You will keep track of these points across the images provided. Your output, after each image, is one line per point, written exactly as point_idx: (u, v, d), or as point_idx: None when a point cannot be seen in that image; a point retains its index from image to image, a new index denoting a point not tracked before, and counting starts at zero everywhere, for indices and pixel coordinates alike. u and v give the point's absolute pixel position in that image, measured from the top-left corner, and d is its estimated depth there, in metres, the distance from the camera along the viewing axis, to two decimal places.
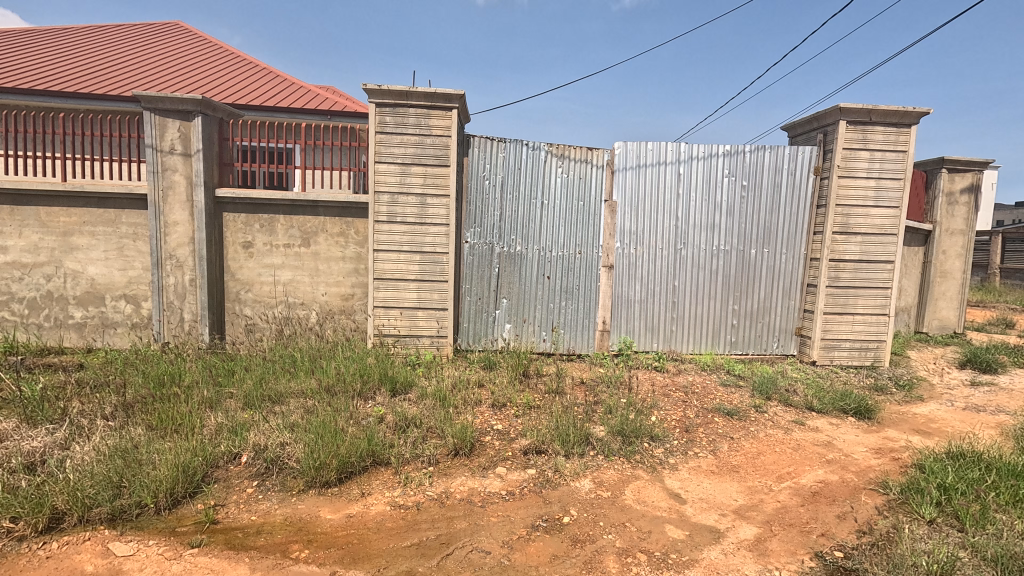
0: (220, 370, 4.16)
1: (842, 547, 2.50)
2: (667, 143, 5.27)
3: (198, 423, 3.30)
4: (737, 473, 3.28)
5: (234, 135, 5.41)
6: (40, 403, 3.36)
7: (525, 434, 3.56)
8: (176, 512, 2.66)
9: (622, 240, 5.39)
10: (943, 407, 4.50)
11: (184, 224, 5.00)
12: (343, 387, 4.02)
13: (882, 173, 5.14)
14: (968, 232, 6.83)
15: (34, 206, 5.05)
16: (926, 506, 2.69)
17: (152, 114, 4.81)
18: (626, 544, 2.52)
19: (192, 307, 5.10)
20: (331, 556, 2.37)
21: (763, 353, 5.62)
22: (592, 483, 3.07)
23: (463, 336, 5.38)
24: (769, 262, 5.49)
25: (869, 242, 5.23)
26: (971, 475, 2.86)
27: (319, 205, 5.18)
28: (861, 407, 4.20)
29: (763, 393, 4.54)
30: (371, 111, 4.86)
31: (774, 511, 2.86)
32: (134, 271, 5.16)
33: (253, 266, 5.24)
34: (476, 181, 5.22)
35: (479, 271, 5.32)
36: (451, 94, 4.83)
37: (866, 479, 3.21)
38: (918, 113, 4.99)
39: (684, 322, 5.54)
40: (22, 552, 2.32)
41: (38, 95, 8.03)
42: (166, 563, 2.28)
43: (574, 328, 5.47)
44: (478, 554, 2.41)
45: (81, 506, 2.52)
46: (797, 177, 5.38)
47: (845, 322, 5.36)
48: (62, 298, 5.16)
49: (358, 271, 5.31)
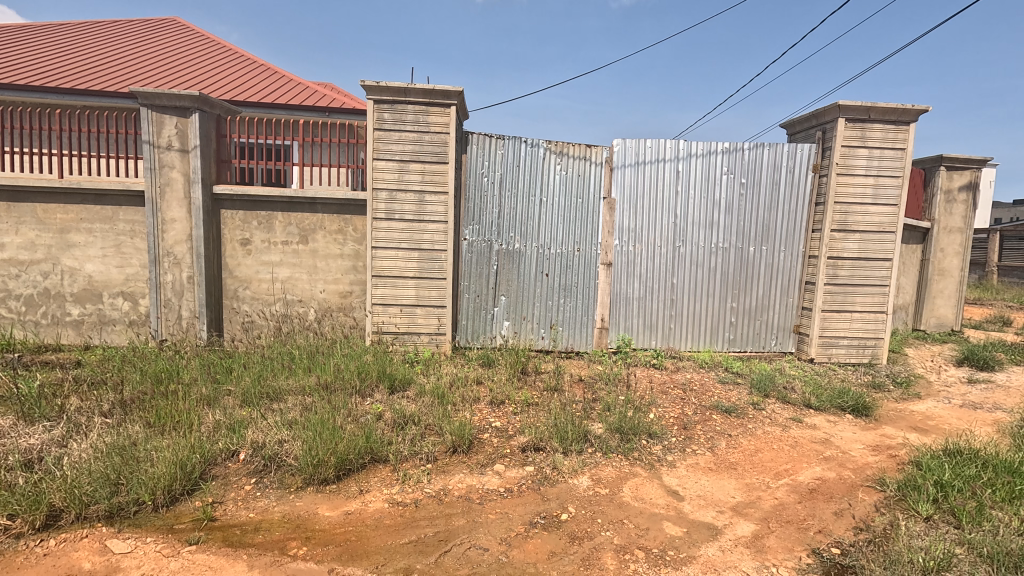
0: (218, 367, 4.15)
1: (839, 544, 2.50)
2: (666, 140, 5.26)
3: (196, 420, 3.30)
4: (735, 470, 3.29)
5: (232, 131, 5.39)
6: (38, 401, 3.35)
7: (524, 431, 3.56)
8: (174, 509, 2.66)
9: (622, 237, 5.38)
10: (941, 404, 4.52)
11: (181, 221, 4.99)
12: (342, 385, 4.01)
13: (880, 171, 5.14)
14: (967, 230, 6.83)
15: (31, 203, 5.03)
16: (923, 503, 2.69)
17: (150, 110, 4.80)
18: (624, 541, 2.53)
19: (190, 304, 5.09)
20: (329, 553, 2.37)
21: (762, 350, 5.63)
22: (591, 480, 3.08)
23: (462, 333, 5.38)
24: (767, 260, 5.49)
25: (867, 239, 5.23)
26: (968, 471, 2.87)
27: (317, 202, 5.17)
28: (858, 404, 4.21)
29: (761, 390, 4.55)
30: (369, 108, 4.85)
31: (772, 508, 2.87)
32: (132, 268, 5.15)
33: (251, 263, 5.23)
34: (475, 178, 5.21)
35: (478, 269, 5.31)
36: (449, 90, 4.81)
37: (863, 475, 3.22)
38: (917, 110, 4.99)
39: (683, 320, 5.54)
40: (18, 549, 2.31)
41: (35, 91, 8.00)
42: (164, 561, 2.28)
43: (573, 325, 5.47)
44: (477, 550, 2.42)
45: (79, 503, 2.52)
46: (797, 174, 5.37)
47: (843, 320, 5.37)
48: (59, 295, 5.15)
49: (356, 268, 5.30)
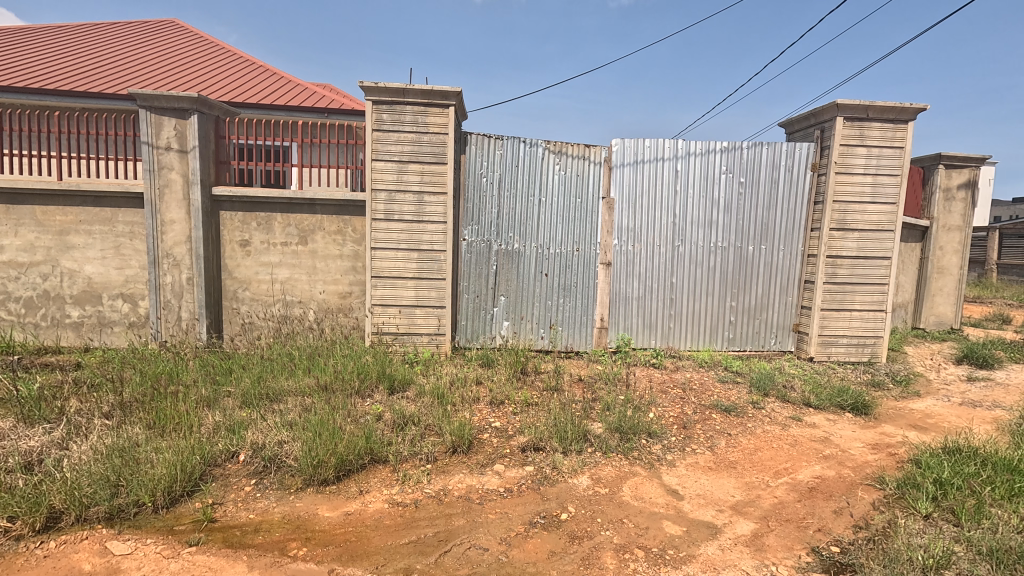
0: (218, 369, 4.15)
1: (839, 542, 2.51)
2: (665, 139, 5.27)
3: (197, 421, 3.30)
4: (735, 469, 3.29)
5: (230, 133, 5.38)
6: (37, 403, 3.36)
7: (524, 431, 3.56)
8: (174, 510, 2.66)
9: (621, 237, 5.39)
10: (940, 402, 4.52)
11: (181, 223, 4.99)
12: (342, 385, 4.01)
13: (879, 169, 5.14)
14: (966, 228, 6.84)
15: (30, 205, 5.03)
16: (922, 501, 2.70)
17: (149, 112, 4.80)
18: (624, 540, 2.53)
19: (190, 306, 5.09)
20: (329, 553, 2.38)
21: (762, 349, 5.64)
22: (590, 479, 3.08)
23: (462, 334, 5.39)
24: (766, 259, 5.49)
25: (866, 238, 5.24)
26: (968, 469, 2.87)
27: (316, 203, 5.17)
28: (858, 403, 4.22)
29: (761, 389, 4.55)
30: (368, 108, 4.85)
31: (771, 507, 2.87)
32: (131, 270, 5.15)
33: (251, 264, 5.23)
34: (473, 178, 5.21)
35: (478, 269, 5.32)
36: (448, 91, 4.82)
37: (863, 474, 3.22)
38: (915, 109, 5.00)
39: (682, 319, 5.55)
40: (19, 551, 2.31)
41: (33, 93, 7.99)
42: (164, 562, 2.28)
43: (572, 325, 5.47)
44: (477, 550, 2.42)
45: (79, 505, 2.52)
46: (796, 173, 5.38)
47: (842, 318, 5.37)
48: (59, 297, 5.15)
49: (355, 269, 5.30)
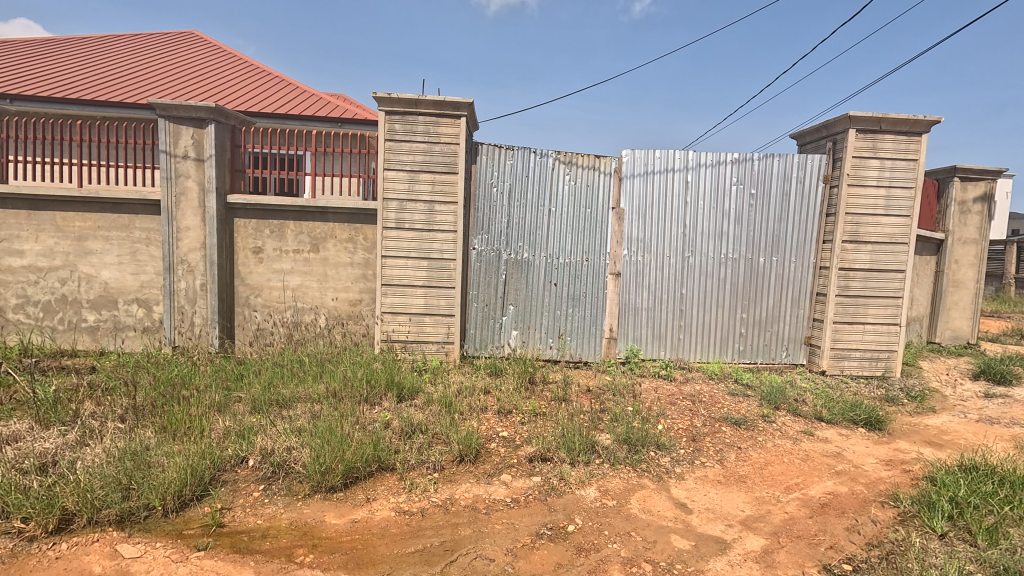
0: (230, 374, 4.20)
1: (851, 560, 2.46)
2: (675, 151, 5.28)
3: (207, 426, 3.35)
4: (744, 483, 3.25)
5: (246, 142, 5.45)
6: (53, 405, 3.42)
7: (531, 442, 3.55)
8: (183, 514, 2.68)
9: (630, 247, 5.38)
10: (956, 418, 4.44)
11: (195, 229, 5.07)
12: (350, 392, 4.04)
13: (892, 181, 5.10)
14: (982, 241, 6.73)
15: (50, 211, 5.14)
16: (939, 520, 2.64)
17: (167, 121, 4.90)
18: (632, 553, 2.51)
19: (203, 310, 5.16)
20: (336, 561, 2.38)
21: (772, 362, 5.58)
22: (598, 491, 3.05)
23: (470, 343, 5.41)
24: (777, 271, 5.45)
25: (879, 250, 5.18)
26: (985, 489, 2.80)
27: (327, 211, 5.23)
28: (872, 418, 4.14)
29: (771, 402, 4.50)
30: (380, 119, 4.92)
31: (782, 522, 2.83)
32: (146, 276, 5.24)
33: (263, 270, 5.30)
34: (483, 189, 5.25)
35: (486, 277, 5.34)
36: (460, 102, 4.85)
37: (876, 491, 3.16)
38: (928, 122, 4.96)
39: (691, 330, 5.52)
40: (32, 552, 2.35)
41: (56, 103, 8.25)
42: (172, 566, 2.30)
43: (580, 335, 5.46)
44: (482, 561, 2.41)
45: (91, 507, 2.55)
46: (806, 185, 5.35)
47: (855, 331, 5.31)
48: (76, 301, 5.25)
49: (365, 277, 5.35)
